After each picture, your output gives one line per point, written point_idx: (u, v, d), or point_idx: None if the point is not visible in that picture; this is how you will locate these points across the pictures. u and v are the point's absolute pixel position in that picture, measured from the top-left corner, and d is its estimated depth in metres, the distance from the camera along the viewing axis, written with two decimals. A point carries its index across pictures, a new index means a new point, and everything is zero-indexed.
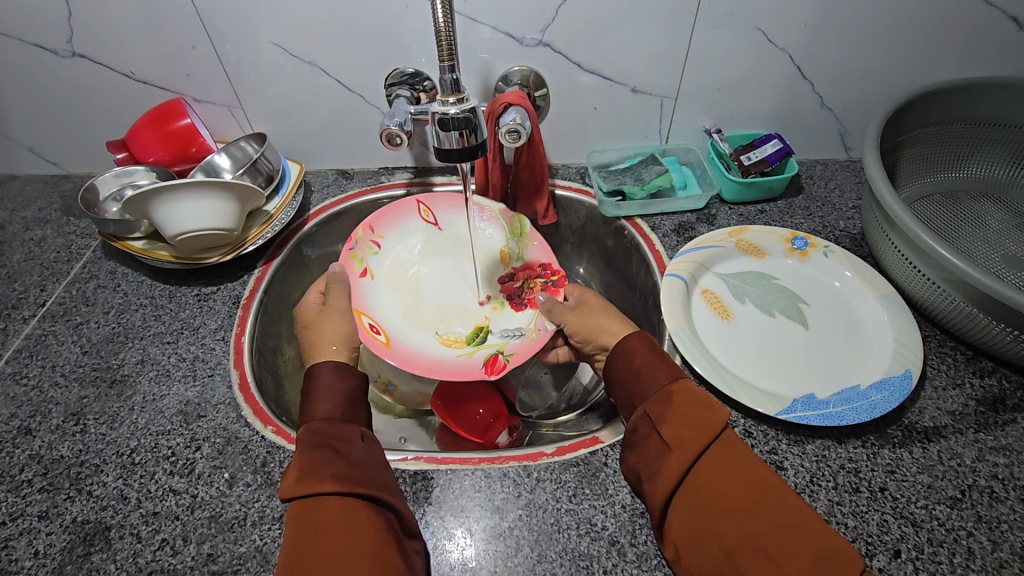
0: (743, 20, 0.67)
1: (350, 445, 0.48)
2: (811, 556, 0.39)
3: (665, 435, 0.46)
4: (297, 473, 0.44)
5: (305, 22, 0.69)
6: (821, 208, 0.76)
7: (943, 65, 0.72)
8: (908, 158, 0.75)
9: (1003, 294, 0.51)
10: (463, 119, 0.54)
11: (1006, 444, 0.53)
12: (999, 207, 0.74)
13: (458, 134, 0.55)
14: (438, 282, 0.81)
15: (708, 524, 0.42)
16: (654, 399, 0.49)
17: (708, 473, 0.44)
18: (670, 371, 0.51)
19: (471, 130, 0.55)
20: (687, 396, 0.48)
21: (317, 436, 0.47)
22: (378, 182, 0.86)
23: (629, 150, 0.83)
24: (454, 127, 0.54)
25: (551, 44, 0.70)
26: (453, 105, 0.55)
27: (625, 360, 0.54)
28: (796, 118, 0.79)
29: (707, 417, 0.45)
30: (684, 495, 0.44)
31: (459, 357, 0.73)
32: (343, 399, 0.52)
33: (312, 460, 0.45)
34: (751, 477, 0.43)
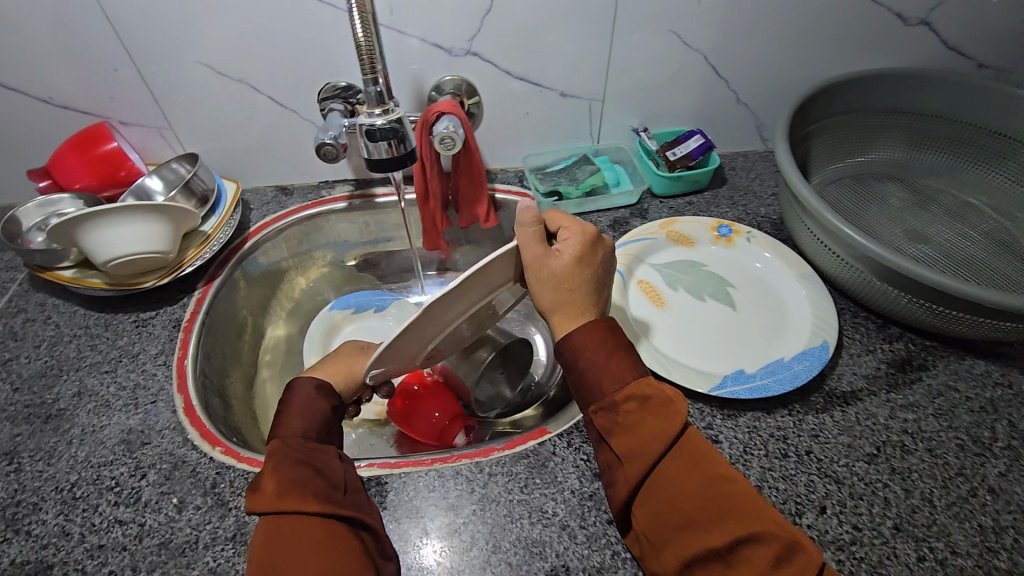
0: (658, 24, 0.72)
1: (323, 466, 0.48)
2: (769, 557, 0.39)
3: (616, 441, 0.46)
4: (270, 492, 0.43)
5: (233, 40, 0.69)
6: (743, 196, 0.81)
7: (843, 59, 0.78)
8: (820, 145, 0.81)
9: (905, 267, 0.57)
10: (390, 129, 0.56)
11: (913, 400, 0.59)
12: (900, 187, 0.81)
13: (386, 144, 0.57)
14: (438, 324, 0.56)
15: (666, 532, 0.43)
16: (607, 400, 0.47)
17: (665, 478, 0.43)
18: (617, 375, 0.47)
19: (399, 139, 0.57)
20: (642, 393, 0.46)
21: (289, 457, 0.47)
22: (319, 196, 0.85)
23: (564, 152, 0.85)
24: (381, 137, 0.56)
25: (479, 53, 0.72)
26: (379, 116, 0.56)
27: (569, 351, 0.49)
28: (718, 114, 0.83)
29: (663, 420, 0.44)
30: (642, 501, 0.44)
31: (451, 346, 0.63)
32: (314, 420, 0.52)
33: (287, 481, 0.45)
34: (710, 477, 0.43)
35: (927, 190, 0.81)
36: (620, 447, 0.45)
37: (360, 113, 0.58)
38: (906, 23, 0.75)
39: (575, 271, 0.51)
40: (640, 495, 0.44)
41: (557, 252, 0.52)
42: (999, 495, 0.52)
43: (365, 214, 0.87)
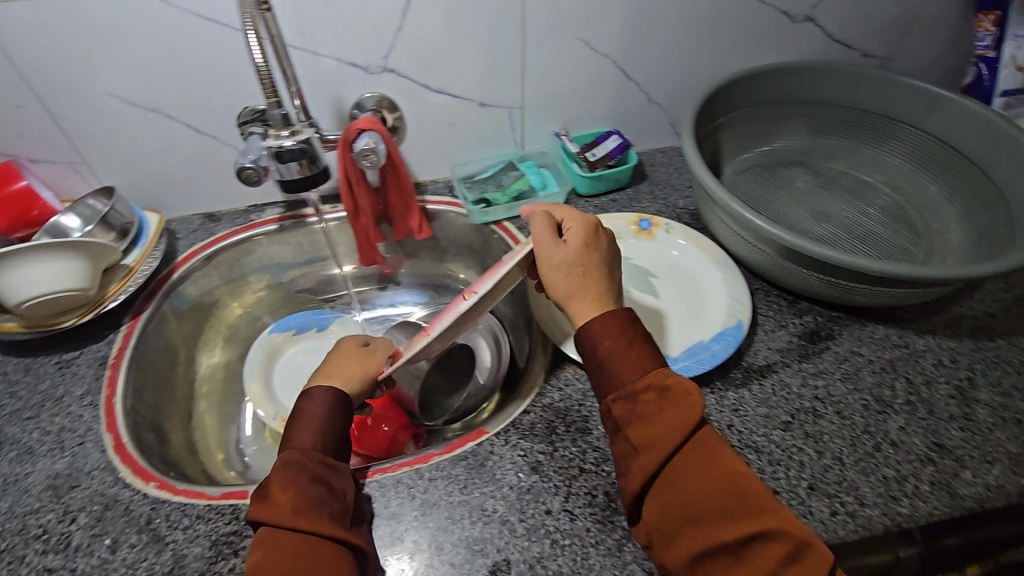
0: (566, 33, 0.75)
1: (335, 485, 0.49)
2: (779, 553, 0.41)
3: (632, 430, 0.48)
4: (286, 507, 0.45)
5: (143, 70, 0.68)
6: (662, 191, 0.86)
7: (742, 56, 0.84)
8: (729, 137, 0.86)
9: (805, 248, 0.61)
10: (298, 150, 0.60)
11: (822, 368, 0.63)
12: (805, 171, 0.87)
13: (296, 165, 0.61)
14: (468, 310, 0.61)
15: (680, 526, 0.44)
16: (629, 390, 0.49)
17: (682, 470, 0.45)
18: (638, 365, 0.50)
19: (308, 159, 0.61)
20: (664, 384, 0.48)
21: (304, 472, 0.48)
22: (248, 221, 0.85)
23: (490, 159, 0.88)
24: (289, 159, 0.60)
25: (396, 69, 0.74)
26: (286, 138, 0.60)
27: (591, 339, 0.52)
28: (633, 115, 0.87)
29: (682, 411, 0.47)
30: (656, 493, 0.46)
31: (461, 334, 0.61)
32: (327, 436, 0.53)
33: (299, 501, 0.45)
34: (727, 472, 0.45)
35: (828, 172, 0.87)
36: (636, 436, 0.47)
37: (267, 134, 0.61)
38: (793, 20, 0.80)
39: (585, 257, 0.55)
40: (655, 487, 0.46)
41: (567, 243, 0.56)
42: (900, 447, 0.56)
43: (297, 234, 0.86)
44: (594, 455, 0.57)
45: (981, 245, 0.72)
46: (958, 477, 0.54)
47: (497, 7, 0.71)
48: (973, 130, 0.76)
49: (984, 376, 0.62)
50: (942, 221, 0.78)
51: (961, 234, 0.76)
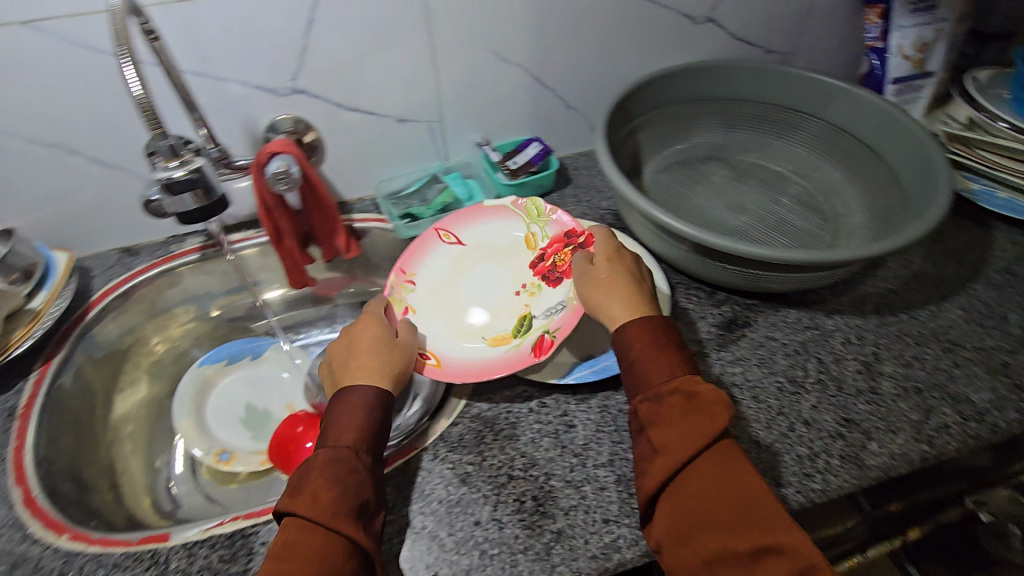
0: (475, 45, 0.76)
1: (371, 489, 0.51)
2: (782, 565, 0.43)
3: (656, 431, 0.50)
4: (322, 507, 0.47)
5: (35, 106, 0.66)
6: (586, 193, 0.88)
7: (651, 58, 0.86)
8: (648, 137, 0.89)
9: (712, 241, 0.63)
10: (189, 180, 0.58)
11: (739, 355, 0.65)
12: (722, 165, 0.90)
13: (190, 195, 0.59)
14: (478, 291, 0.73)
15: (694, 529, 0.46)
16: (655, 393, 0.52)
17: (698, 474, 0.48)
18: (665, 369, 0.54)
19: (202, 188, 0.59)
20: (690, 393, 0.51)
21: (343, 471, 0.50)
22: (168, 252, 0.82)
23: (415, 173, 0.87)
24: (180, 191, 0.58)
25: (306, 89, 0.73)
26: (175, 168, 0.58)
27: (624, 341, 0.57)
28: (553, 121, 0.89)
29: (708, 418, 0.49)
30: (670, 495, 0.48)
31: (509, 352, 0.66)
32: (365, 434, 0.54)
33: (335, 503, 0.48)
34: (743, 482, 0.47)
35: (744, 164, 0.90)
36: (659, 439, 0.50)
37: (155, 165, 0.59)
38: (695, 22, 0.83)
39: (612, 270, 0.62)
40: (670, 489, 0.48)
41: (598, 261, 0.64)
42: (812, 425, 0.59)
43: (221, 262, 0.84)
44: (522, 461, 0.58)
45: (882, 225, 0.76)
46: (865, 449, 0.57)
47: (402, 23, 0.71)
48: (870, 118, 0.80)
49: (887, 349, 0.65)
50: (847, 204, 0.83)
51: (864, 216, 0.80)
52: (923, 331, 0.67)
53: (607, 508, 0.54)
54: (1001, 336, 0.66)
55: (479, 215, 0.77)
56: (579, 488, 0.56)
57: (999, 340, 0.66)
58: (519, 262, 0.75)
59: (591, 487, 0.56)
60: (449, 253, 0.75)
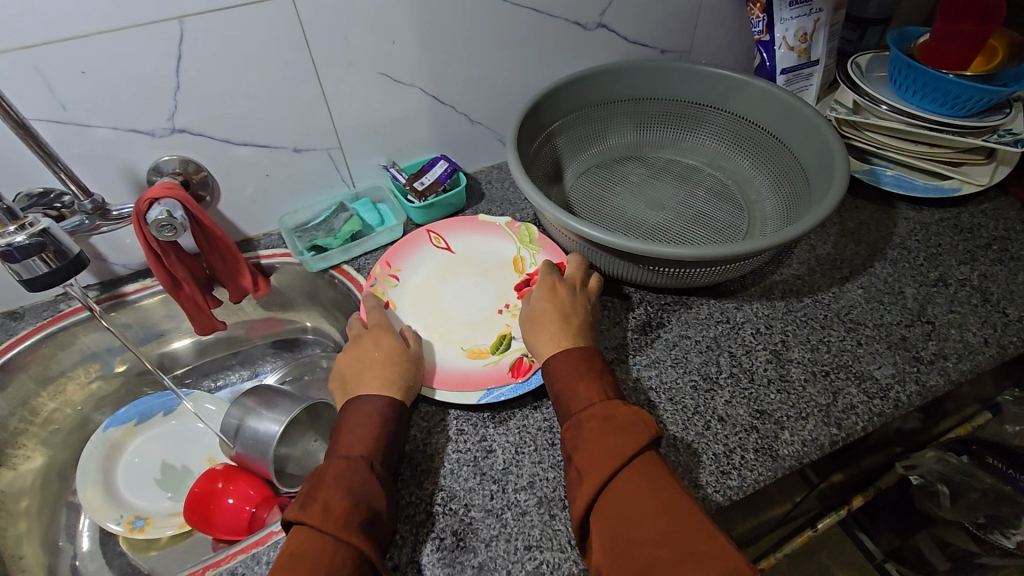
0: (363, 68, 0.74)
1: (379, 506, 0.50)
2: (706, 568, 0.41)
3: (580, 455, 0.50)
4: (332, 518, 0.46)
5: None
6: (500, 207, 0.87)
7: (549, 67, 0.86)
8: (558, 144, 0.88)
9: (624, 245, 0.62)
10: (33, 244, 0.54)
11: (654, 358, 0.65)
12: (634, 165, 0.91)
13: (37, 259, 0.55)
14: (461, 300, 0.72)
15: (618, 547, 0.44)
16: (575, 419, 0.53)
17: (619, 491, 0.47)
18: (589, 392, 0.55)
19: (52, 251, 0.56)
20: (608, 414, 0.52)
21: (357, 482, 0.49)
22: (56, 312, 0.76)
23: (319, 204, 0.85)
24: (23, 256, 0.54)
25: (186, 128, 0.70)
26: (16, 233, 0.54)
27: (551, 373, 0.58)
28: (459, 137, 0.88)
29: (625, 433, 0.50)
30: (596, 516, 0.47)
31: (486, 367, 0.64)
32: (377, 446, 0.53)
33: (347, 514, 0.47)
34: (666, 489, 0.47)
35: (654, 163, 0.91)
36: (582, 462, 0.50)
37: None
38: (587, 29, 0.84)
39: (546, 303, 0.63)
40: (596, 510, 0.48)
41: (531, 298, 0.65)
42: (727, 421, 0.59)
43: (121, 315, 0.79)
44: (441, 494, 0.56)
45: (791, 209, 0.79)
46: (778, 439, 0.58)
47: (282, 52, 0.68)
48: (768, 105, 0.82)
49: (795, 335, 0.67)
50: (758, 189, 0.85)
51: (774, 201, 0.82)
52: (827, 314, 0.69)
53: (528, 534, 0.53)
54: (898, 311, 0.69)
55: (471, 227, 0.78)
56: (499, 517, 0.54)
57: (896, 315, 0.69)
58: (504, 281, 0.73)
59: (511, 514, 0.54)
60: (437, 257, 0.76)
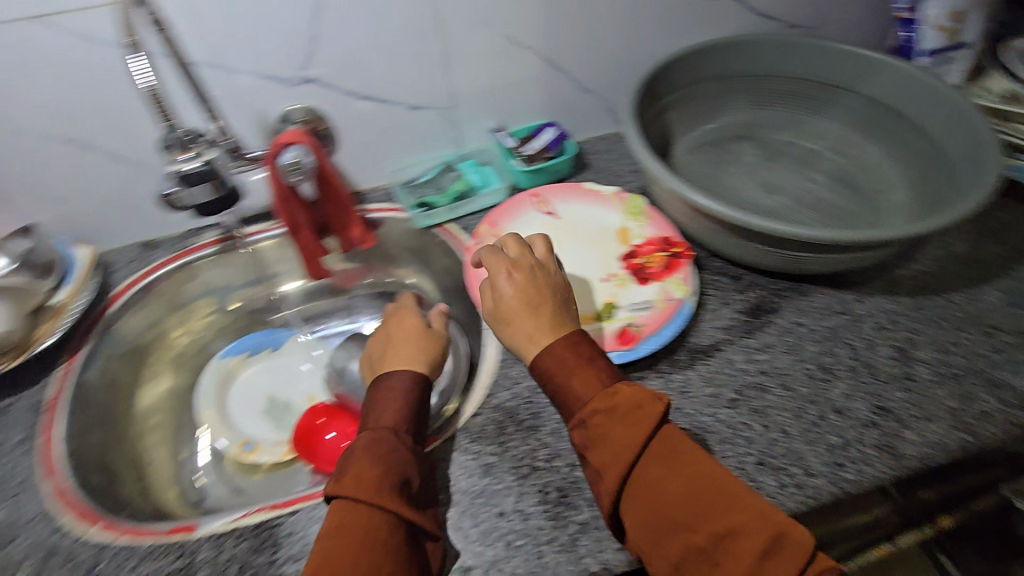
0: (486, 27, 0.74)
1: (410, 472, 0.50)
2: (755, 546, 0.42)
3: (593, 453, 0.49)
4: (364, 486, 0.47)
5: (51, 103, 0.65)
6: (605, 178, 0.85)
7: (670, 36, 0.83)
8: (672, 118, 0.85)
9: (754, 224, 0.61)
10: (204, 172, 0.61)
11: (766, 342, 0.63)
12: (751, 145, 0.86)
13: (204, 186, 0.62)
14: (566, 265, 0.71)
15: (658, 536, 0.45)
16: (578, 420, 0.50)
17: (648, 480, 0.46)
18: (584, 385, 0.52)
19: (215, 180, 0.62)
20: (609, 406, 0.50)
21: (384, 450, 0.50)
22: (185, 246, 0.82)
23: (428, 161, 0.86)
24: (195, 182, 0.61)
25: (316, 78, 0.72)
26: (189, 160, 0.61)
27: (540, 376, 0.54)
28: (569, 104, 0.86)
29: (635, 423, 0.48)
30: (627, 508, 0.47)
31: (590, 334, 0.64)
32: (404, 416, 0.54)
33: (380, 480, 0.47)
34: (692, 464, 0.47)
35: (773, 143, 0.86)
36: (598, 459, 0.48)
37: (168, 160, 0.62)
38: None
39: (509, 300, 0.57)
40: (625, 502, 0.47)
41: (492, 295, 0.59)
42: (844, 414, 0.57)
43: (238, 255, 0.83)
44: (545, 451, 0.57)
45: (926, 200, 0.73)
46: (900, 438, 0.55)
47: (413, 7, 0.69)
48: (907, 89, 0.77)
49: (922, 334, 0.63)
50: (886, 179, 0.79)
51: (906, 191, 0.76)
52: (960, 315, 0.64)
53: None
54: None
55: (577, 193, 0.77)
56: None
57: None
58: (610, 250, 0.72)
59: None
60: (542, 220, 0.76)
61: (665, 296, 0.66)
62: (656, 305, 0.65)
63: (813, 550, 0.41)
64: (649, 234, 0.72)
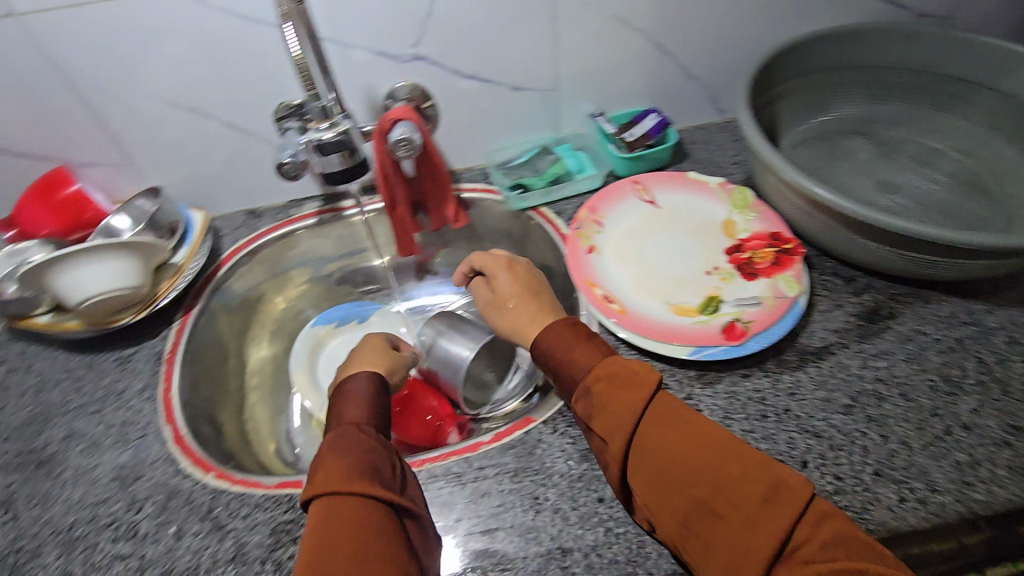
0: (599, 7, 0.72)
1: (384, 458, 0.49)
2: (755, 495, 0.41)
3: (597, 422, 0.49)
4: (334, 475, 0.45)
5: (181, 72, 0.68)
6: (704, 169, 0.82)
7: (786, 22, 0.79)
8: (782, 109, 0.81)
9: (885, 222, 0.57)
10: (339, 142, 0.64)
11: (883, 349, 0.60)
12: (865, 141, 0.82)
13: (338, 156, 0.65)
14: (666, 255, 0.70)
15: (665, 496, 0.45)
16: (581, 389, 0.51)
17: (648, 441, 0.46)
18: (586, 355, 0.53)
19: (349, 151, 0.65)
20: (609, 373, 0.50)
21: (350, 442, 0.49)
22: (287, 216, 0.85)
23: (525, 144, 0.86)
24: (331, 151, 0.64)
25: (426, 56, 0.73)
26: (327, 130, 0.64)
27: (541, 354, 0.56)
28: (672, 91, 0.84)
29: (632, 388, 0.48)
30: (633, 473, 0.47)
31: (695, 326, 0.62)
32: (366, 410, 0.54)
33: (345, 469, 0.46)
34: (689, 422, 0.46)
35: (890, 140, 0.81)
36: (601, 427, 0.49)
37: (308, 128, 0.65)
38: None
39: (509, 291, 0.65)
40: (632, 467, 0.47)
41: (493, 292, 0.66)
42: (972, 430, 0.54)
43: (336, 228, 0.86)
44: None
45: None
46: None
47: None
48: None
49: None
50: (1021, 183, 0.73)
51: None
52: None
53: None
54: None
55: (680, 183, 0.76)
56: None
57: None
58: (713, 243, 0.70)
59: None
60: (642, 209, 0.74)
61: (774, 292, 0.63)
62: (765, 300, 0.63)
63: (812, 494, 0.41)
64: (757, 228, 0.70)
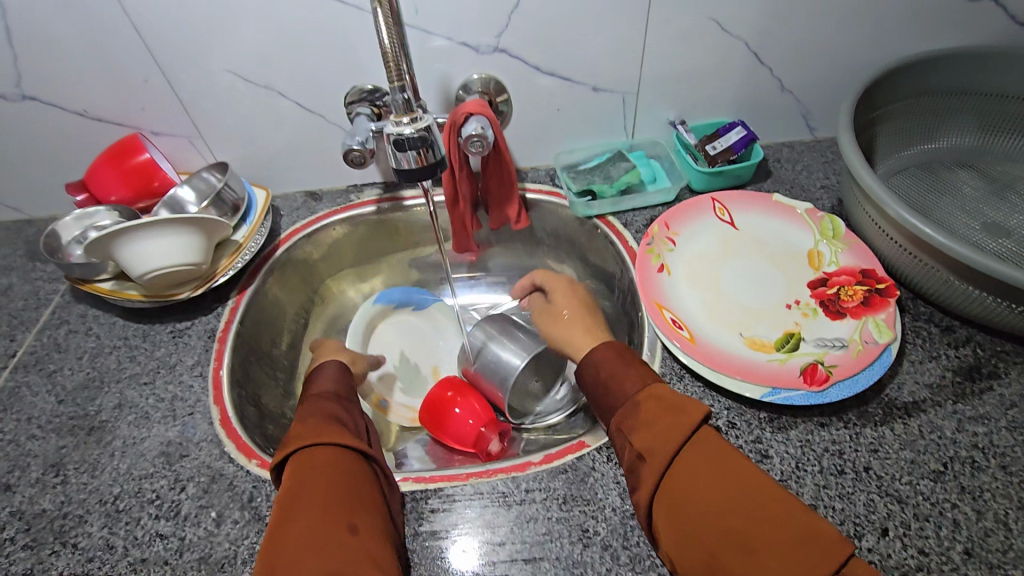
0: (696, 10, 0.68)
1: (347, 420, 0.52)
2: (792, 538, 0.39)
3: (639, 436, 0.46)
4: (298, 432, 0.49)
5: (260, 49, 0.67)
6: (789, 190, 0.77)
7: (899, 39, 0.73)
8: (882, 133, 0.75)
9: (1007, 277, 0.51)
10: (418, 139, 0.60)
11: (983, 412, 0.54)
12: (973, 175, 0.74)
13: (414, 153, 0.60)
14: (742, 283, 0.65)
15: (695, 525, 0.41)
16: (629, 402, 0.48)
17: (687, 467, 0.43)
18: (637, 377, 0.50)
19: (427, 147, 0.60)
20: (663, 394, 0.47)
21: (316, 405, 0.53)
22: (348, 201, 0.83)
23: (597, 148, 0.82)
24: (409, 147, 0.59)
25: (507, 49, 0.70)
26: (406, 125, 0.59)
27: (592, 370, 0.53)
28: (762, 104, 0.79)
29: (683, 411, 0.45)
30: (662, 497, 0.43)
31: (771, 364, 0.57)
32: (335, 382, 0.58)
33: (307, 425, 0.49)
34: (733, 458, 0.44)
35: (1003, 176, 0.74)
36: (642, 443, 0.45)
37: (388, 121, 0.61)
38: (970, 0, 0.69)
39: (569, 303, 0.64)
40: (665, 491, 0.43)
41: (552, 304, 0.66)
42: None
43: (394, 217, 0.84)
44: None
45: None
46: None
47: None
48: None
49: None
50: None
51: None
52: None
53: None
54: None
55: (762, 205, 0.71)
56: None
57: None
58: (795, 274, 0.65)
59: None
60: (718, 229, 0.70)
61: (862, 336, 0.58)
62: (851, 344, 0.58)
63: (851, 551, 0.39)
64: (846, 262, 0.65)
